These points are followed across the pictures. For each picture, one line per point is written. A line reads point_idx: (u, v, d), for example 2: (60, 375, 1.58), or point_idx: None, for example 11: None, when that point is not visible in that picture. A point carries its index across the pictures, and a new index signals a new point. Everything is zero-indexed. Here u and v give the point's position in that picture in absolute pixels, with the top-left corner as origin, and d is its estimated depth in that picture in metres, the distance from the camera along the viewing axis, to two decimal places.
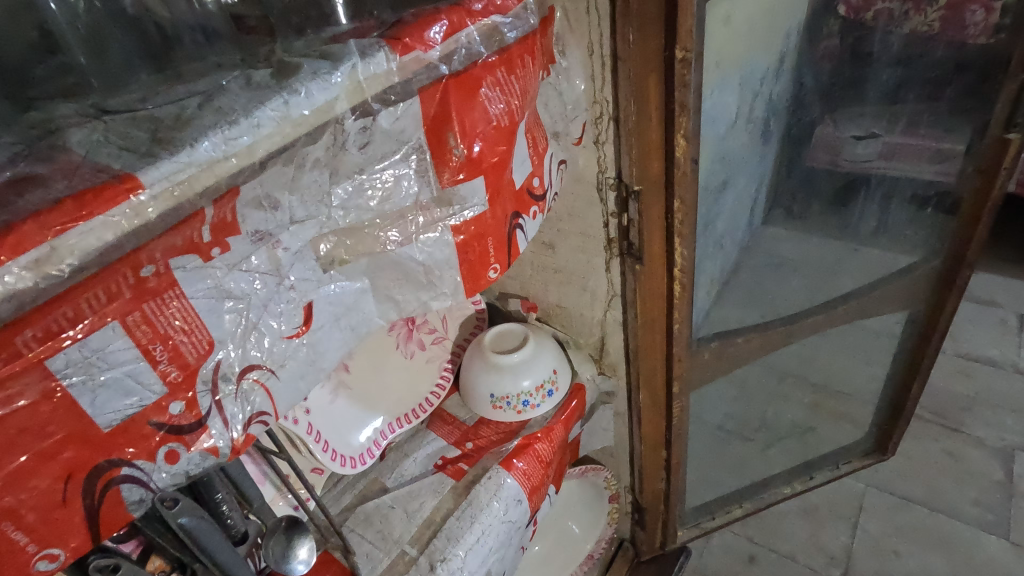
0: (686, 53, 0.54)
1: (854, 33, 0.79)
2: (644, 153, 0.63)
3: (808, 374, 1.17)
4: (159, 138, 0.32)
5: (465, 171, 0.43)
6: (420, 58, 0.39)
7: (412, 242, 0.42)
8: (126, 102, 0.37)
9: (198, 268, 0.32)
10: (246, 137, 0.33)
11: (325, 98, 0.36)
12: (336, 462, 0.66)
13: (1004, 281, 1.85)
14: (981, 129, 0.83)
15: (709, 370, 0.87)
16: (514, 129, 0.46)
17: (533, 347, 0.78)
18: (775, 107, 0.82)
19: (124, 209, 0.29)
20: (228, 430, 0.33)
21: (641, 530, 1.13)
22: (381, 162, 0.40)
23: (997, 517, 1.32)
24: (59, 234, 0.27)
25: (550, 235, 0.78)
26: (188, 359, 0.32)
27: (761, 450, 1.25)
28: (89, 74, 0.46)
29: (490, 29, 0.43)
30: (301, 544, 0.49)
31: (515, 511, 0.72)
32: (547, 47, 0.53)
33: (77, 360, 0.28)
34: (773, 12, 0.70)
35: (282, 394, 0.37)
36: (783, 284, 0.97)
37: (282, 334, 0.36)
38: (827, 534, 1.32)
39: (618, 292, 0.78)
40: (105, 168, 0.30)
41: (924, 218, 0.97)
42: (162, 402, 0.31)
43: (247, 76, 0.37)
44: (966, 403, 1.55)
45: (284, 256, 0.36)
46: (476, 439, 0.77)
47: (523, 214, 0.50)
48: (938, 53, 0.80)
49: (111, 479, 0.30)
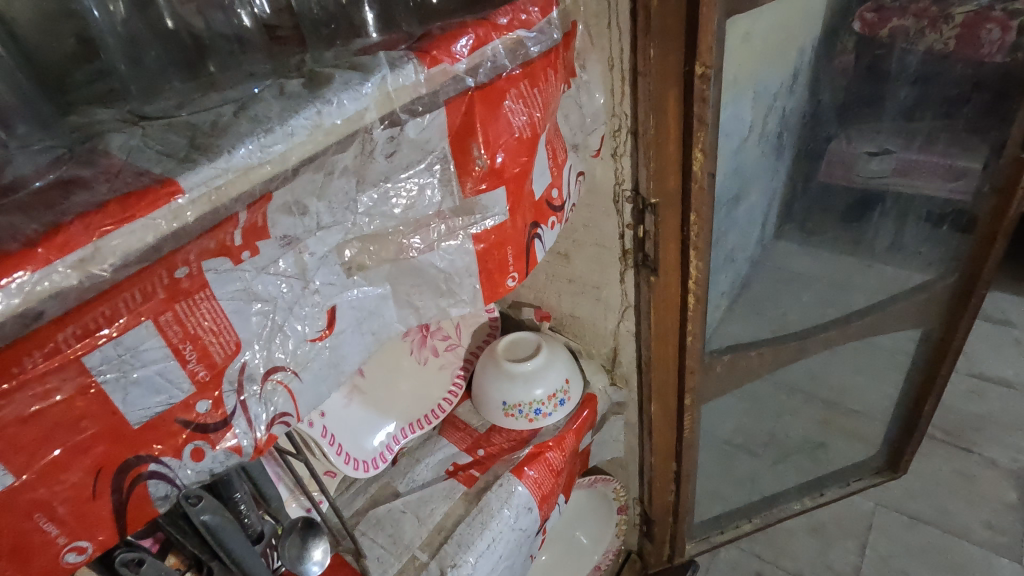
0: (705, 69, 0.54)
1: (871, 51, 0.80)
2: (662, 166, 0.63)
3: (819, 391, 1.16)
4: (197, 144, 0.33)
5: (488, 181, 0.44)
6: (447, 71, 0.40)
7: (434, 249, 0.43)
8: (163, 108, 0.38)
9: (228, 270, 0.33)
10: (280, 145, 0.34)
11: (356, 109, 0.37)
12: (349, 466, 0.67)
13: (1017, 300, 1.84)
14: (997, 148, 0.84)
15: (722, 383, 0.87)
16: (536, 140, 0.47)
17: (546, 356, 0.79)
18: (791, 122, 0.83)
19: (164, 212, 0.29)
20: (252, 430, 0.34)
21: (648, 542, 1.12)
22: (406, 170, 0.41)
23: (1009, 540, 1.30)
24: (103, 235, 0.28)
25: (565, 245, 0.78)
26: (216, 359, 0.32)
27: (770, 465, 1.25)
28: (127, 81, 0.47)
29: (514, 43, 0.43)
30: (316, 545, 0.51)
31: (525, 519, 0.72)
32: (569, 61, 0.54)
33: (112, 357, 0.29)
34: (790, 28, 0.70)
35: (305, 396, 0.38)
36: (795, 298, 0.97)
37: (306, 336, 0.37)
38: (835, 552, 1.31)
39: (632, 303, 0.78)
40: (146, 172, 0.31)
41: (940, 235, 0.96)
42: (190, 400, 0.32)
43: (280, 85, 0.38)
44: (979, 423, 1.53)
45: (310, 260, 0.37)
46: (488, 447, 0.78)
47: (542, 223, 0.51)
48: (956, 71, 0.80)
49: (138, 475, 0.30)
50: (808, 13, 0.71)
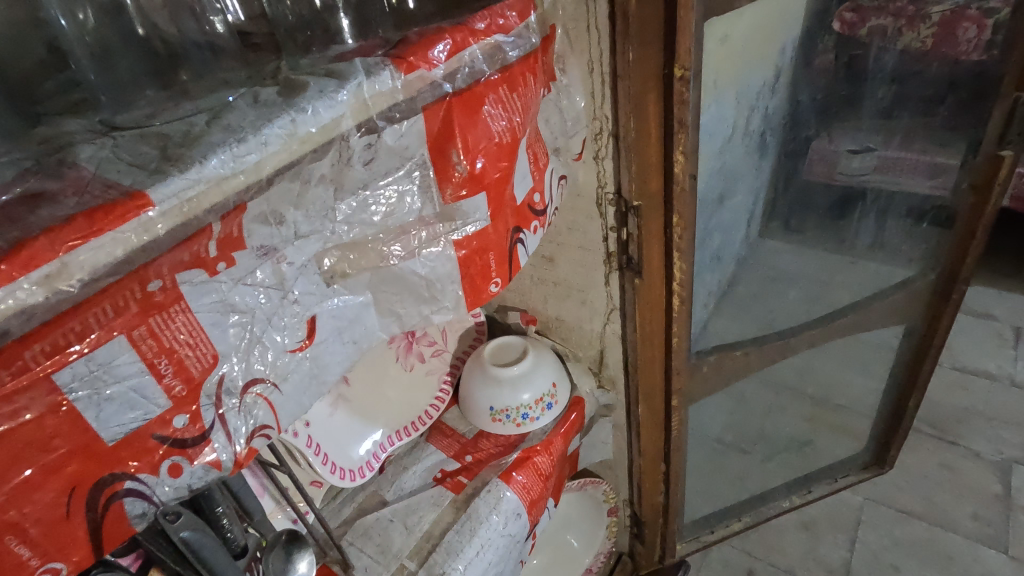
0: (684, 71, 0.55)
1: (849, 51, 0.81)
2: (643, 169, 0.63)
3: (805, 387, 1.17)
4: (168, 155, 0.32)
5: (467, 187, 0.44)
6: (424, 77, 0.39)
7: (415, 256, 0.43)
8: (134, 118, 0.38)
9: (203, 282, 0.32)
10: (254, 154, 0.33)
11: (332, 116, 0.36)
12: (335, 475, 0.66)
13: (997, 293, 1.86)
14: (974, 146, 0.85)
15: (709, 383, 0.87)
16: (516, 145, 0.47)
17: (533, 359, 0.79)
18: (773, 122, 0.83)
19: (134, 226, 0.29)
20: (231, 443, 0.34)
21: (640, 544, 1.12)
22: (384, 177, 0.40)
23: (995, 531, 1.32)
24: (69, 251, 0.27)
25: (550, 248, 0.78)
26: (192, 373, 0.32)
27: (760, 463, 1.25)
28: (98, 91, 0.46)
29: (492, 48, 0.44)
30: (301, 558, 0.48)
31: (514, 524, 0.72)
32: (549, 65, 0.54)
33: (83, 373, 0.28)
34: (770, 28, 0.71)
35: (285, 408, 0.37)
36: (780, 296, 0.98)
37: (286, 347, 0.37)
38: (825, 548, 1.32)
39: (618, 305, 0.78)
40: (115, 184, 0.30)
41: (920, 232, 0.97)
42: (166, 415, 0.31)
43: (255, 93, 0.37)
44: (963, 415, 1.55)
45: (289, 270, 0.36)
46: (476, 452, 0.77)
47: (524, 228, 0.51)
48: (932, 71, 0.81)
49: (113, 493, 0.30)
50: (787, 14, 0.72)
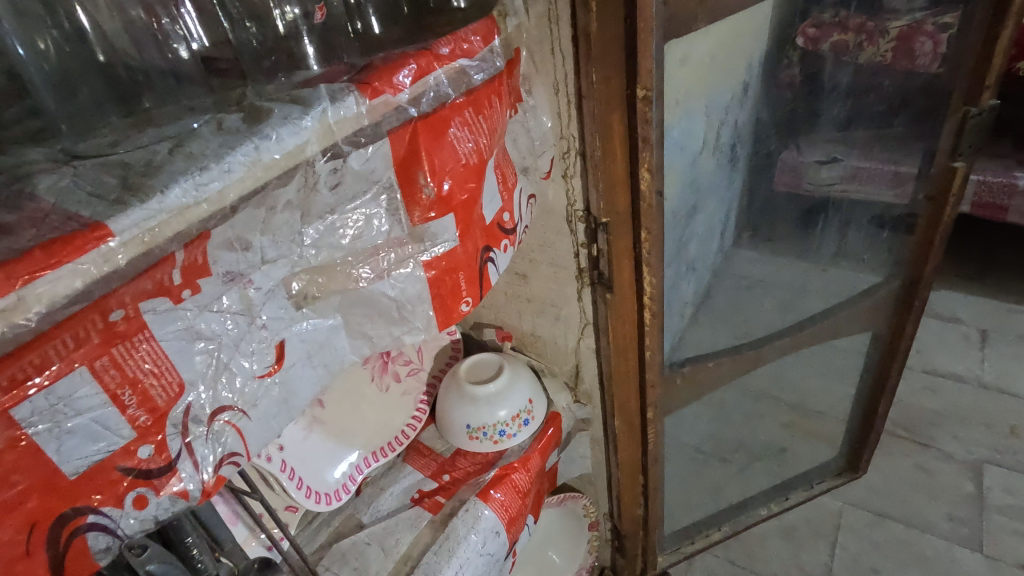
0: (647, 92, 0.56)
1: (810, 67, 0.83)
2: (611, 187, 0.64)
3: (780, 393, 1.19)
4: (130, 184, 0.32)
5: (436, 209, 0.44)
6: (389, 101, 0.40)
7: (384, 278, 0.43)
8: (96, 146, 0.37)
9: (168, 310, 0.32)
10: (217, 183, 0.33)
11: (296, 142, 0.36)
12: (310, 500, 0.65)
13: (963, 297, 1.92)
14: (929, 157, 0.87)
15: (684, 394, 0.88)
16: (483, 166, 0.48)
17: (508, 376, 0.79)
18: (741, 136, 0.85)
19: (93, 257, 0.28)
20: (198, 472, 0.34)
21: (620, 558, 1.13)
22: (352, 202, 0.41)
23: (969, 531, 1.35)
24: (26, 283, 0.27)
25: (523, 265, 0.79)
26: (157, 403, 0.32)
27: (738, 471, 1.27)
28: (59, 119, 0.46)
29: (457, 72, 0.44)
30: None
31: (493, 543, 0.71)
32: (514, 87, 0.55)
33: (43, 408, 0.28)
34: (735, 46, 0.72)
35: (254, 435, 0.37)
36: (752, 306, 0.99)
37: (254, 373, 0.37)
38: (806, 554, 1.33)
39: (591, 320, 0.79)
40: (74, 215, 0.30)
41: (881, 240, 1.00)
42: (131, 446, 0.31)
43: (219, 120, 0.37)
44: (935, 418, 1.59)
45: (256, 296, 0.36)
46: (453, 471, 0.77)
47: (494, 247, 0.51)
48: (887, 87, 0.85)
49: (76, 528, 0.29)
50: (751, 32, 0.74)
